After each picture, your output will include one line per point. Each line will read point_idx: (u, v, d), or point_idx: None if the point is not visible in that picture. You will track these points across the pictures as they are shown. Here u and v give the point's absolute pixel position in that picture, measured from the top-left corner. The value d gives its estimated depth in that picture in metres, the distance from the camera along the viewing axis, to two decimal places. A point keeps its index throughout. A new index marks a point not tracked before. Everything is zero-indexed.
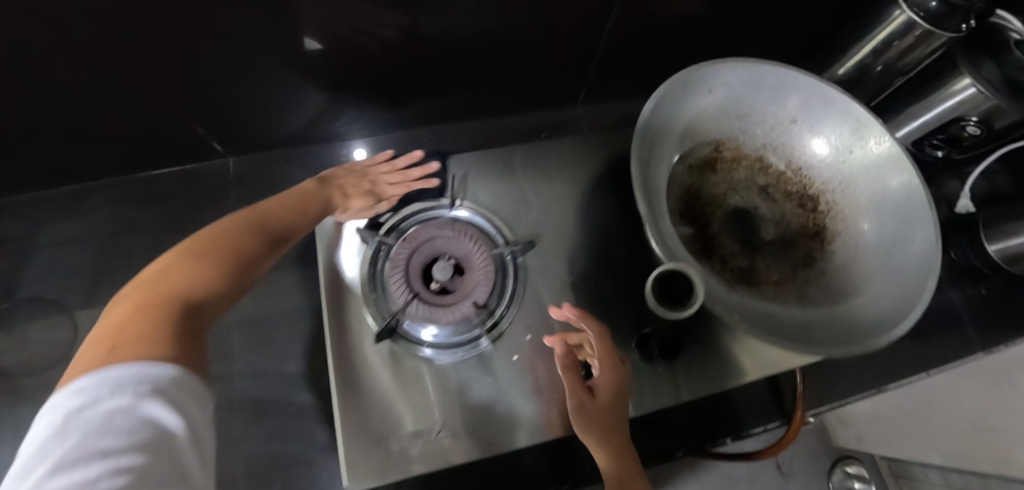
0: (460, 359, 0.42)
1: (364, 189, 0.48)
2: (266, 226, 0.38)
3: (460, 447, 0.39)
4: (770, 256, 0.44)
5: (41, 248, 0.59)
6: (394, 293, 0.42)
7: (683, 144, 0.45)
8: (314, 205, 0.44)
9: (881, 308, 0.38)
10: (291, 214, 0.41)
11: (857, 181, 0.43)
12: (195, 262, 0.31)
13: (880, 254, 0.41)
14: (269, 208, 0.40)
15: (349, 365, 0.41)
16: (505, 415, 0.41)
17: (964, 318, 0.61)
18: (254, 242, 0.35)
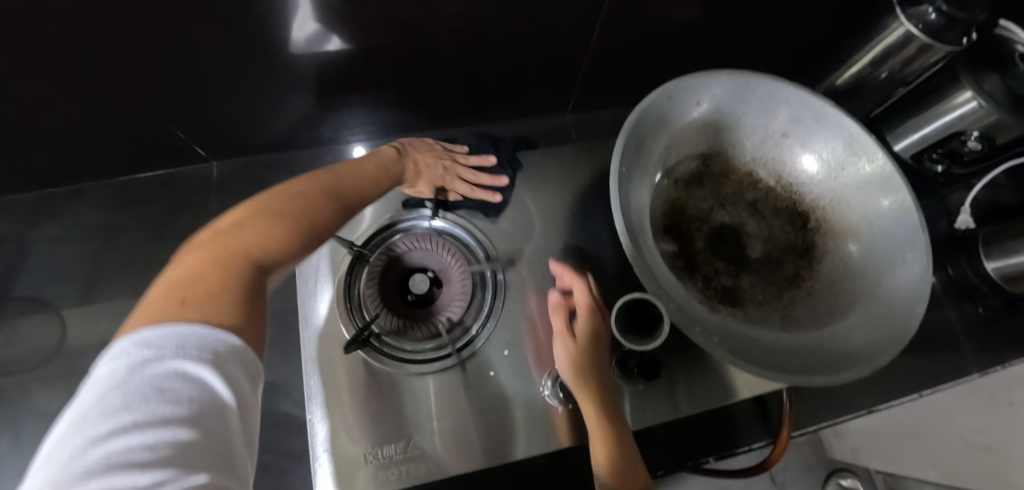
0: (433, 374, 0.41)
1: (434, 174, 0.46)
2: (346, 192, 0.36)
3: (444, 459, 0.39)
4: (756, 275, 0.42)
5: (23, 250, 0.58)
6: (368, 304, 0.42)
7: (669, 157, 0.44)
8: (389, 177, 0.42)
9: (870, 332, 0.37)
10: (369, 182, 0.39)
11: (846, 199, 0.42)
12: (270, 219, 0.30)
13: (869, 275, 0.40)
14: (348, 171, 0.39)
15: (324, 380, 0.41)
16: (480, 432, 0.40)
17: (959, 336, 0.60)
18: (326, 208, 0.34)
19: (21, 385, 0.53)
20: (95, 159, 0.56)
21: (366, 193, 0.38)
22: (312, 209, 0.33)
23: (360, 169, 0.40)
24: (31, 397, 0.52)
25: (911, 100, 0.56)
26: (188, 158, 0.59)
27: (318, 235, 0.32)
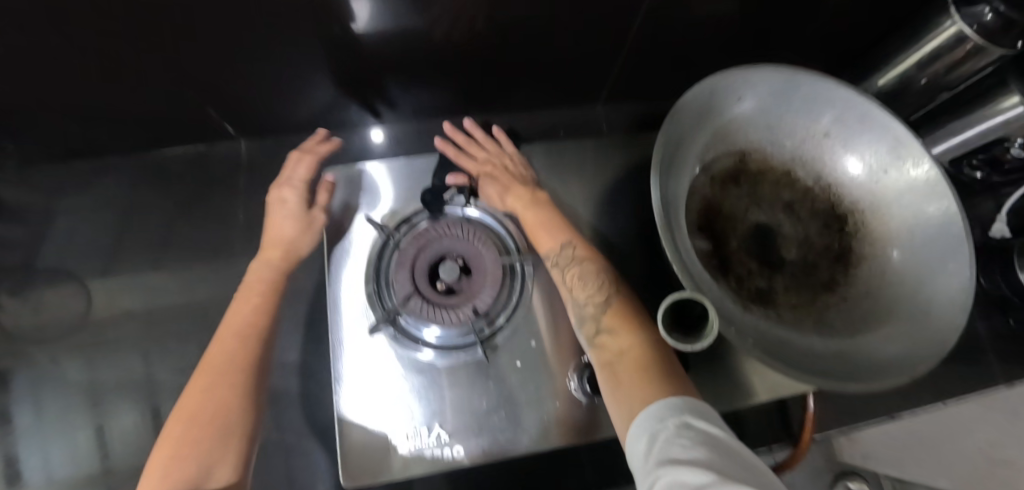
0: (458, 362, 0.42)
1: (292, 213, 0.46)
2: (241, 346, 0.39)
3: (466, 451, 0.38)
4: (790, 277, 0.42)
5: (52, 220, 0.59)
6: (396, 287, 0.41)
7: (707, 153, 0.43)
8: (272, 285, 0.44)
9: (907, 341, 0.36)
10: (254, 317, 0.41)
11: (887, 204, 0.41)
12: (189, 421, 0.33)
13: (909, 284, 0.38)
14: (230, 321, 0.40)
15: (350, 359, 0.41)
16: (505, 424, 0.40)
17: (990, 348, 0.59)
18: (238, 367, 0.37)
19: (48, 354, 0.54)
20: (126, 133, 0.56)
21: (257, 328, 0.40)
22: (218, 389, 0.35)
23: (242, 311, 0.41)
24: (56, 366, 0.53)
25: (954, 104, 0.55)
26: (217, 137, 0.59)
27: (237, 410, 0.35)
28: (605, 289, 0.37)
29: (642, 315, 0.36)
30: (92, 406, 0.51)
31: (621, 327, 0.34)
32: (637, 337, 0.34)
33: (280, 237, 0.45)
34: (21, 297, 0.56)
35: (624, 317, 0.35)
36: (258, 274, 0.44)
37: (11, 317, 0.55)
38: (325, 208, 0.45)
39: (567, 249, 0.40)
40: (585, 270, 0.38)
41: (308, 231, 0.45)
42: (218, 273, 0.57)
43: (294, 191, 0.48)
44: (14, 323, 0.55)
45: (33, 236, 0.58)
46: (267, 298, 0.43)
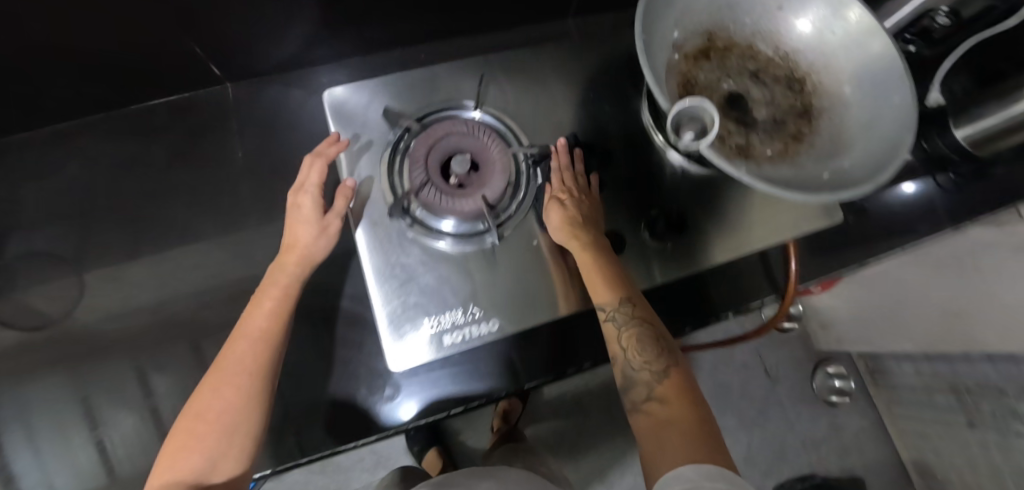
0: (467, 252, 0.45)
1: (309, 218, 0.45)
2: (253, 355, 0.41)
3: (499, 321, 0.44)
4: (764, 133, 0.47)
5: (36, 184, 0.56)
6: (411, 180, 0.45)
7: (678, 33, 0.47)
8: (290, 291, 0.44)
9: (867, 159, 0.42)
10: (270, 322, 0.42)
11: (837, 57, 0.46)
12: (195, 422, 0.38)
13: (861, 123, 0.45)
14: (247, 321, 0.42)
15: (380, 250, 0.44)
16: (519, 295, 0.45)
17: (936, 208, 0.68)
18: (244, 376, 0.40)
19: (68, 318, 0.53)
20: (106, 84, 0.53)
21: (268, 339, 0.41)
22: (224, 391, 0.39)
23: (261, 311, 0.43)
24: (80, 328, 0.52)
25: None
26: (200, 81, 0.57)
27: (242, 416, 0.39)
28: (661, 359, 0.41)
29: (693, 391, 0.40)
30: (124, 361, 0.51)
31: (675, 401, 0.38)
32: (691, 416, 0.37)
33: (295, 243, 0.45)
34: (26, 267, 0.54)
35: (679, 394, 0.39)
36: (277, 274, 0.45)
37: (22, 288, 0.54)
38: (341, 214, 0.45)
39: (626, 305, 0.43)
40: (644, 336, 0.42)
41: (325, 238, 0.45)
42: (226, 218, 0.56)
43: (308, 194, 0.46)
44: (28, 292, 0.54)
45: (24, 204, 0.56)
46: (285, 300, 0.44)
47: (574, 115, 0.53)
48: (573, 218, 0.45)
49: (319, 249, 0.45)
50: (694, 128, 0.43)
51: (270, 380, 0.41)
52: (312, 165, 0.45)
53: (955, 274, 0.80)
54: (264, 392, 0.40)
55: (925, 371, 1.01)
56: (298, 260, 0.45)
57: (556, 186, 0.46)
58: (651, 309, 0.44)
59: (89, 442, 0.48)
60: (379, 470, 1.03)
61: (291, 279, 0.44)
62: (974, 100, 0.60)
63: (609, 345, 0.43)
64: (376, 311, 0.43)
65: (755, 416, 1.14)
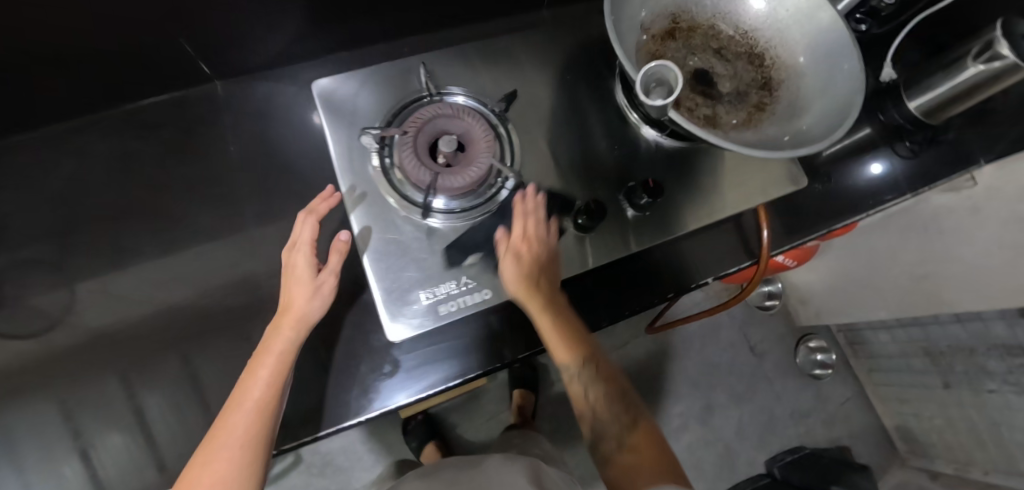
0: (454, 227, 0.48)
1: (301, 280, 0.47)
2: (245, 428, 0.42)
3: (490, 289, 0.47)
4: (729, 105, 0.50)
5: (24, 184, 0.57)
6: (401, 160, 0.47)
7: (646, 17, 0.50)
8: (288, 358, 0.45)
9: (821, 124, 0.47)
10: (264, 392, 0.43)
11: (792, 31, 0.50)
12: None
13: (818, 90, 0.48)
14: (240, 392, 0.43)
15: (376, 230, 0.47)
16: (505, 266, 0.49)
17: (900, 177, 0.71)
18: (238, 451, 0.41)
19: (73, 312, 0.53)
20: (103, 85, 0.55)
21: (262, 412, 0.42)
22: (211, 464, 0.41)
23: (258, 376, 0.43)
24: (79, 322, 0.53)
25: None
26: (193, 79, 0.59)
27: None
28: (624, 409, 0.52)
29: (654, 432, 0.52)
30: (134, 351, 0.52)
31: (644, 444, 0.50)
32: (649, 444, 0.50)
33: (292, 301, 0.46)
34: (16, 268, 0.55)
35: (640, 430, 0.51)
36: (273, 341, 0.45)
37: (22, 286, 0.54)
38: (335, 272, 0.47)
39: (586, 365, 0.51)
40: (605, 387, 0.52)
41: (320, 298, 0.47)
42: (224, 210, 0.58)
43: (302, 251, 0.47)
44: (29, 291, 0.54)
45: (23, 205, 0.56)
46: (279, 369, 0.44)
47: (552, 97, 0.57)
48: (538, 291, 0.47)
49: (314, 312, 0.46)
50: (664, 93, 0.45)
51: (262, 448, 0.43)
52: (306, 223, 0.48)
53: (922, 239, 0.85)
54: (254, 460, 0.42)
55: (901, 337, 1.05)
56: (297, 325, 0.45)
57: (518, 238, 0.47)
58: (602, 357, 0.53)
59: (103, 429, 0.50)
60: (378, 467, 1.03)
61: (286, 344, 0.45)
62: (925, 72, 0.65)
63: (575, 398, 0.52)
64: (375, 287, 0.46)
65: (744, 393, 1.18)
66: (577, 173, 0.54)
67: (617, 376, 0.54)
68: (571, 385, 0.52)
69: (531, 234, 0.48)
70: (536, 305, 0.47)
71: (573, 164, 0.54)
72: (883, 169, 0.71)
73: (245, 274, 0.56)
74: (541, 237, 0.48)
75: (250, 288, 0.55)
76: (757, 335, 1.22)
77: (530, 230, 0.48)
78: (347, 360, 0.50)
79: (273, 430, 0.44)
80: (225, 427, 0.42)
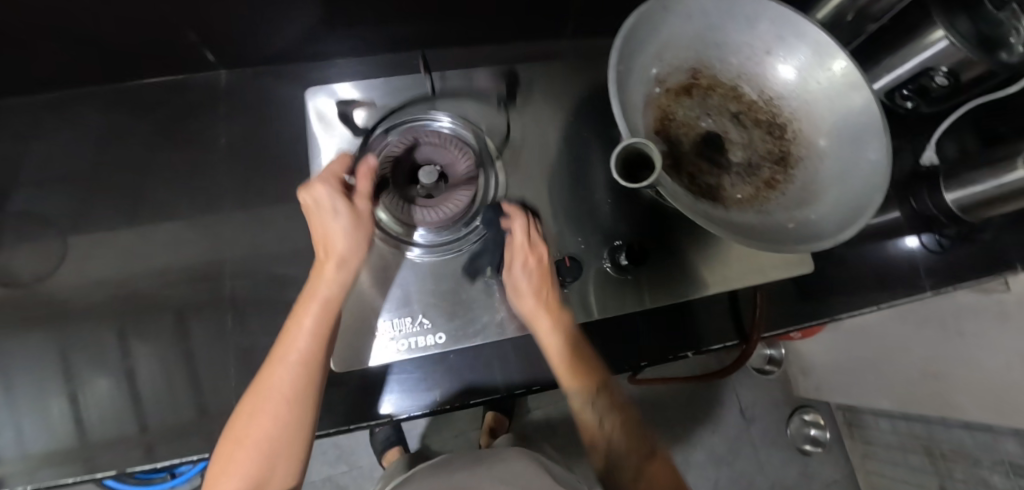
0: (421, 259, 0.48)
1: (326, 204, 0.43)
2: (300, 384, 0.39)
3: (445, 333, 0.46)
4: (737, 176, 0.47)
5: (18, 144, 0.57)
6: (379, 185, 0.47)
7: (662, 70, 0.46)
8: (334, 303, 0.42)
9: (833, 215, 0.43)
10: (312, 341, 0.40)
11: (819, 107, 0.46)
12: (235, 453, 0.37)
13: (836, 176, 0.44)
14: (285, 347, 0.40)
15: None
16: (469, 309, 0.47)
17: (921, 271, 0.66)
18: (286, 401, 0.38)
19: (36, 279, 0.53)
20: (108, 59, 0.55)
21: (310, 360, 0.40)
22: (261, 422, 0.38)
23: (303, 323, 0.41)
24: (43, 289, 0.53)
25: (899, 32, 0.59)
26: (197, 64, 0.59)
27: (291, 441, 0.38)
28: (629, 436, 0.50)
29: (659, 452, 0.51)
30: (83, 329, 0.51)
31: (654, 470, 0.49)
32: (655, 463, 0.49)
33: (328, 236, 0.43)
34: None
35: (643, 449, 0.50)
36: (319, 288, 0.42)
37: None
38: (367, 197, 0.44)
39: (598, 390, 0.48)
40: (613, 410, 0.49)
41: (358, 234, 0.44)
42: (205, 199, 0.57)
43: (325, 181, 0.44)
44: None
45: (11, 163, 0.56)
46: (322, 318, 0.41)
47: (552, 136, 0.55)
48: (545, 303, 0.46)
49: (352, 249, 0.43)
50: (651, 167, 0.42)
51: (314, 400, 0.40)
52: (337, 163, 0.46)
53: (939, 335, 0.80)
54: (307, 414, 0.39)
55: (903, 429, 1.00)
56: (336, 268, 0.43)
57: (522, 249, 0.46)
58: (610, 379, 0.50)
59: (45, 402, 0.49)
60: (338, 463, 1.03)
61: (329, 288, 0.42)
62: (966, 164, 0.59)
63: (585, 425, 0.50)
64: None
65: (726, 454, 1.13)
66: (565, 223, 0.52)
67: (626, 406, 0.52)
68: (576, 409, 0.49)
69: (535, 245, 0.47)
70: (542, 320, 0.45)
71: (563, 213, 0.52)
72: (916, 243, 0.66)
73: (212, 268, 0.55)
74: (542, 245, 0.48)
75: (213, 284, 0.54)
76: (750, 396, 1.17)
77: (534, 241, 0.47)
78: None
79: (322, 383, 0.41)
80: (273, 377, 0.39)
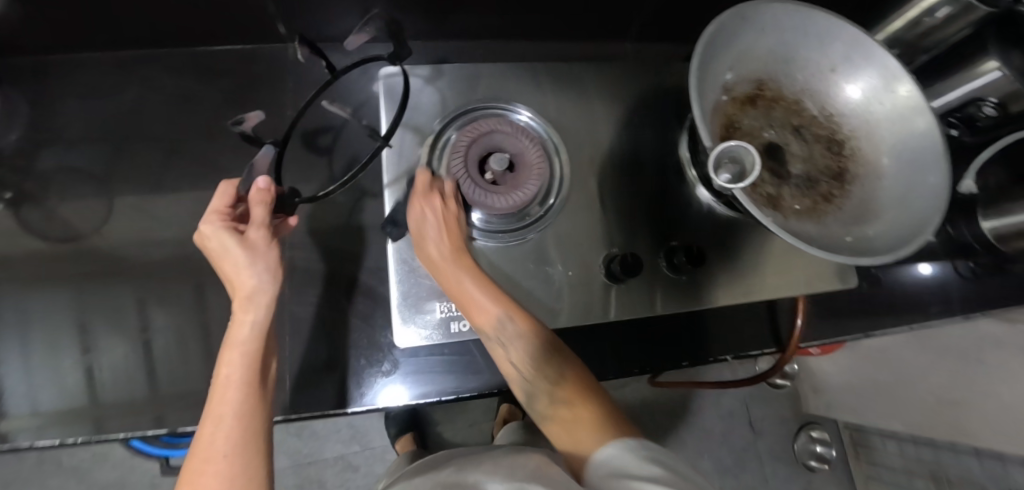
0: (485, 244, 0.50)
1: (218, 243, 0.42)
2: (241, 430, 0.37)
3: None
4: (795, 188, 0.48)
5: (89, 103, 0.59)
6: (450, 168, 0.48)
7: (731, 78, 0.48)
8: (253, 348, 0.40)
9: (892, 232, 0.44)
10: (243, 393, 0.38)
11: (880, 127, 0.47)
12: None
13: (893, 197, 0.45)
14: (217, 403, 0.37)
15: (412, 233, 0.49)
16: (527, 296, 0.50)
17: (953, 296, 0.67)
18: (229, 458, 0.35)
19: (104, 237, 0.55)
20: (183, 25, 0.56)
21: (247, 410, 0.38)
22: (207, 480, 0.34)
23: (228, 370, 0.39)
24: (108, 245, 0.55)
25: (951, 59, 0.60)
26: (266, 37, 0.60)
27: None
28: (554, 368, 0.44)
29: (594, 392, 0.43)
30: (152, 284, 0.54)
31: (576, 403, 0.42)
32: (588, 404, 0.42)
33: (229, 272, 0.42)
34: (65, 181, 0.57)
35: (574, 393, 0.43)
36: (235, 332, 0.40)
37: (67, 199, 0.56)
38: (262, 225, 0.44)
39: (508, 332, 0.44)
40: (536, 354, 0.44)
41: (261, 264, 0.42)
42: None
43: (213, 222, 0.42)
44: (73, 205, 0.56)
45: (86, 122, 0.59)
46: (248, 361, 0.40)
47: (611, 134, 0.56)
48: (451, 248, 0.46)
49: (258, 281, 0.41)
50: (733, 171, 0.43)
51: (259, 446, 0.37)
52: (220, 197, 0.44)
53: (957, 361, 0.82)
54: (259, 465, 0.36)
55: (910, 453, 1.06)
56: (244, 304, 0.41)
57: (424, 188, 0.47)
58: (538, 323, 0.46)
59: (107, 353, 0.52)
60: (353, 441, 1.05)
61: (243, 330, 0.40)
62: (1006, 194, 0.60)
63: (506, 367, 0.45)
64: (395, 289, 0.48)
65: (732, 465, 1.14)
66: (621, 221, 0.54)
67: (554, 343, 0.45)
68: (499, 357, 0.45)
69: (445, 190, 0.47)
70: (444, 266, 0.45)
71: (619, 211, 0.54)
72: (949, 268, 0.68)
73: None
74: (451, 192, 0.47)
75: None
76: (758, 408, 1.18)
77: (435, 187, 0.47)
78: (343, 347, 0.49)
79: (266, 426, 0.39)
80: (203, 443, 0.35)
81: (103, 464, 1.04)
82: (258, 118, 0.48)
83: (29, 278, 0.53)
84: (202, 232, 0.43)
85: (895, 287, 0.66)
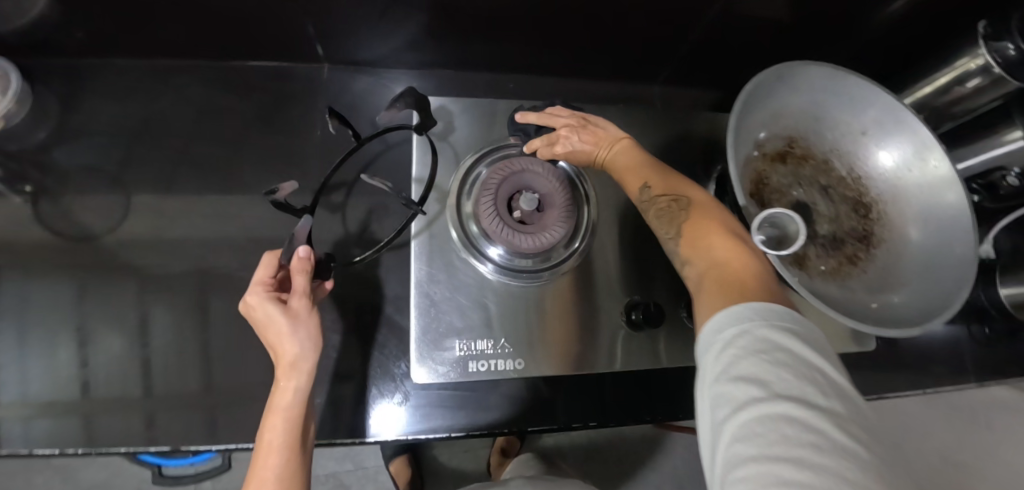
0: (505, 281, 0.50)
1: (261, 318, 0.42)
2: None
3: (523, 359, 0.49)
4: (821, 248, 0.48)
5: (119, 106, 0.59)
6: (478, 204, 0.49)
7: (763, 134, 0.48)
8: (297, 413, 0.40)
9: (922, 302, 0.43)
10: (285, 458, 0.38)
11: (911, 194, 0.47)
12: None
13: (922, 260, 0.46)
14: (259, 467, 0.37)
15: (435, 266, 0.49)
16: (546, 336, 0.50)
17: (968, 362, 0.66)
18: None
19: (122, 243, 0.55)
20: (224, 40, 0.57)
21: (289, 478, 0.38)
22: None
23: (271, 434, 0.39)
24: (123, 252, 0.55)
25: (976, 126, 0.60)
26: (303, 56, 0.60)
27: None
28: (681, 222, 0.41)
29: (731, 240, 0.38)
30: (166, 294, 0.53)
31: (702, 261, 0.38)
32: (719, 261, 0.37)
33: (271, 344, 0.41)
34: (86, 182, 0.57)
35: (694, 239, 0.39)
36: (277, 398, 0.40)
37: (87, 201, 0.56)
38: (304, 294, 0.43)
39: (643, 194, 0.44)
40: (662, 210, 0.42)
41: (303, 331, 0.41)
42: None
43: (257, 293, 0.42)
44: (93, 207, 0.56)
45: (115, 125, 0.59)
46: (291, 426, 0.39)
47: None
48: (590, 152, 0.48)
49: (302, 348, 0.40)
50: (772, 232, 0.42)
51: None
52: (261, 268, 0.44)
53: None
54: None
55: None
56: (288, 371, 0.40)
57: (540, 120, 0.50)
58: (675, 181, 0.43)
59: (110, 361, 0.51)
60: (344, 460, 1.03)
61: (283, 398, 0.40)
62: None
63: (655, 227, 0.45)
64: (414, 322, 0.48)
65: None
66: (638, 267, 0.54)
67: (692, 200, 0.42)
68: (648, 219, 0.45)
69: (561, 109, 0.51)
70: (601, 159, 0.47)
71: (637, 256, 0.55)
72: (965, 332, 0.67)
73: None
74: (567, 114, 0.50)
75: None
76: None
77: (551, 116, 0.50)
78: (348, 373, 0.48)
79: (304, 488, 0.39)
80: None
81: (90, 463, 1.02)
82: (292, 187, 0.46)
83: (41, 276, 0.53)
84: (246, 303, 0.42)
85: (910, 348, 0.65)
